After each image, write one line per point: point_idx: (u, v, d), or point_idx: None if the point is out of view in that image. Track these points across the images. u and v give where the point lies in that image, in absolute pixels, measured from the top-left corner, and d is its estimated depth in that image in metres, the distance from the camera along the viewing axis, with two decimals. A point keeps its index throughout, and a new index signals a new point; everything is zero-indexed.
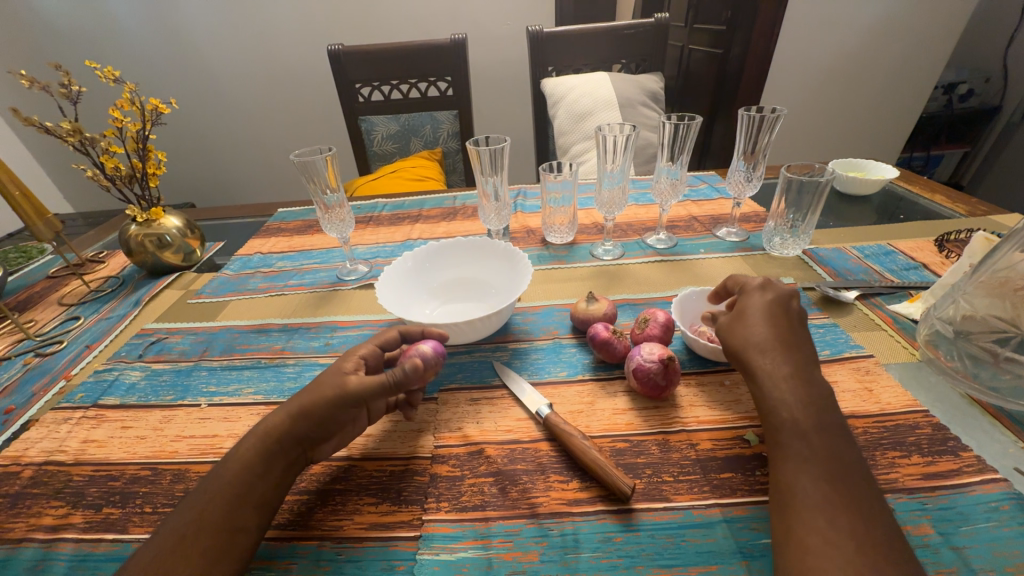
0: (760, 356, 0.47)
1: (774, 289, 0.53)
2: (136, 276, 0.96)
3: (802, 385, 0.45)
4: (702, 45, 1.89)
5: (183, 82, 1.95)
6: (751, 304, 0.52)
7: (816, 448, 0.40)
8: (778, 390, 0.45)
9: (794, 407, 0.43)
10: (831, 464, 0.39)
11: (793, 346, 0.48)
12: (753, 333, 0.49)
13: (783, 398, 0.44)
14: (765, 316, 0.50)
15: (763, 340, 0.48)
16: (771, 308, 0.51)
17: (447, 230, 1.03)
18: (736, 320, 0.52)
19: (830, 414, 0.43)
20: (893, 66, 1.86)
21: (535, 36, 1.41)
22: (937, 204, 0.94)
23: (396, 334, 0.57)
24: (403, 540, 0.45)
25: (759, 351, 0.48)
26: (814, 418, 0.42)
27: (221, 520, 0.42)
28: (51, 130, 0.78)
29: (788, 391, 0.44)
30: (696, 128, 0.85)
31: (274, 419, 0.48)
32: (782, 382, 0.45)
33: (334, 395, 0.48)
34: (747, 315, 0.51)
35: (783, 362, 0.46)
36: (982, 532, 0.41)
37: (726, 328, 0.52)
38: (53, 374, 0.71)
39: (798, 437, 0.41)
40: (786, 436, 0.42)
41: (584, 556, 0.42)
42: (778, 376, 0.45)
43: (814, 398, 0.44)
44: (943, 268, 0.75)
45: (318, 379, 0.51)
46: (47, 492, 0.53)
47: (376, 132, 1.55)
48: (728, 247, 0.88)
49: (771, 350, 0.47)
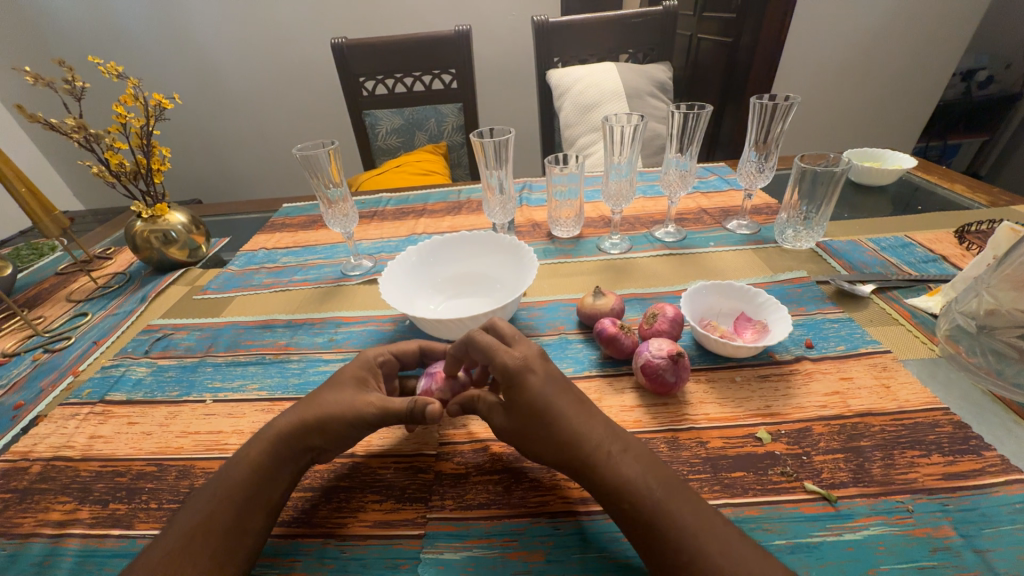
0: (581, 437, 0.42)
1: (518, 350, 0.47)
2: (143, 272, 0.96)
3: (622, 449, 0.42)
4: (712, 33, 1.85)
5: (188, 77, 1.94)
6: (532, 391, 0.44)
7: (677, 526, 0.37)
8: (612, 468, 0.40)
9: (635, 481, 0.39)
10: (687, 545, 0.36)
11: (586, 410, 0.44)
12: (553, 417, 0.43)
13: (623, 474, 0.40)
14: (549, 393, 0.44)
15: (560, 419, 0.43)
16: (550, 381, 0.45)
17: (452, 224, 1.02)
18: (528, 414, 0.44)
19: (659, 470, 0.41)
20: (909, 52, 1.80)
21: (540, 26, 1.39)
22: (956, 195, 0.91)
23: (416, 348, 0.57)
24: (407, 538, 0.44)
25: (576, 431, 0.42)
26: (654, 482, 0.39)
27: (228, 523, 0.41)
28: (56, 127, 0.78)
29: (619, 463, 0.40)
30: (706, 118, 0.83)
31: (284, 421, 0.47)
32: (607, 455, 0.41)
33: (352, 415, 0.46)
34: (535, 403, 0.43)
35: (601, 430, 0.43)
36: (1006, 535, 0.39)
37: (526, 426, 0.44)
38: (62, 370, 0.71)
39: (655, 519, 0.37)
40: (642, 517, 0.38)
41: (591, 556, 0.41)
42: (601, 452, 0.41)
43: (631, 460, 0.41)
44: (963, 260, 0.73)
45: (335, 393, 0.49)
46: (55, 487, 0.53)
47: (380, 126, 1.54)
48: (739, 240, 0.86)
49: (580, 422, 0.43)
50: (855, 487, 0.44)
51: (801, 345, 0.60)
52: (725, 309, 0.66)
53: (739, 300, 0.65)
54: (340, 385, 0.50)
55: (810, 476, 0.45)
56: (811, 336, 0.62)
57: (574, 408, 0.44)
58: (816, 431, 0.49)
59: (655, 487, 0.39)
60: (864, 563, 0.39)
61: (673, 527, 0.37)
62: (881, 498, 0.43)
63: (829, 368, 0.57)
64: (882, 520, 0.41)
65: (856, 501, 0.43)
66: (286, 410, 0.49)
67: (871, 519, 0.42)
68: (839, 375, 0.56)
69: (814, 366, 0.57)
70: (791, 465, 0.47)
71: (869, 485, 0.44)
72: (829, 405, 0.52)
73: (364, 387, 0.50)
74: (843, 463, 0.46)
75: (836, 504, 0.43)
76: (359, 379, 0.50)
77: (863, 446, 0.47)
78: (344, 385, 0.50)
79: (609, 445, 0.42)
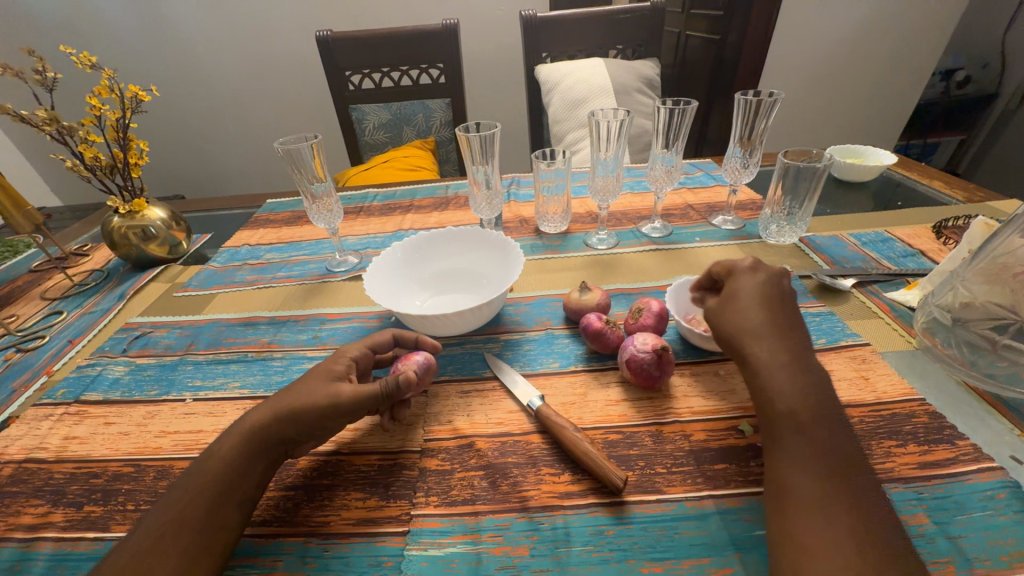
0: (758, 343, 0.45)
1: (765, 271, 0.51)
2: (121, 269, 0.93)
3: (799, 369, 0.43)
4: (700, 31, 1.85)
5: (168, 70, 1.90)
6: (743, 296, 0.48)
7: (816, 441, 0.38)
8: (775, 377, 0.42)
9: (798, 395, 0.41)
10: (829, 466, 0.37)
11: (787, 331, 0.46)
12: (751, 322, 0.46)
13: (781, 388, 0.42)
14: (767, 306, 0.47)
15: (758, 326, 0.46)
16: (766, 296, 0.48)
17: (439, 220, 1.01)
18: (731, 314, 0.48)
19: (828, 402, 0.41)
20: (890, 51, 1.83)
21: (528, 20, 1.38)
22: (934, 190, 0.93)
23: (390, 336, 0.57)
24: (390, 536, 0.44)
25: (757, 336, 0.45)
26: (820, 406, 0.40)
27: (199, 519, 0.41)
28: (26, 118, 0.76)
29: (788, 379, 0.42)
30: (691, 114, 0.83)
31: (256, 415, 0.46)
32: (779, 368, 0.43)
33: (322, 401, 0.46)
34: (746, 307, 0.48)
35: (780, 351, 0.44)
36: (978, 521, 0.40)
37: (727, 322, 0.48)
38: (35, 370, 0.69)
39: (796, 427, 0.40)
40: (784, 428, 0.40)
41: (575, 550, 0.41)
42: (775, 362, 0.43)
43: (806, 380, 0.42)
44: (940, 254, 0.75)
45: (307, 384, 0.48)
46: (28, 490, 0.52)
47: (367, 122, 1.52)
48: (724, 236, 0.87)
49: (768, 332, 0.45)
50: None
51: None
52: None
53: None
54: (310, 376, 0.49)
55: None
56: None
57: (772, 323, 0.46)
58: None
59: (813, 413, 0.40)
60: None
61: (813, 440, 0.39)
62: None
63: None
64: None
65: None
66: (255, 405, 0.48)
67: None
68: None
69: None
70: None
71: None
72: None
73: (334, 379, 0.49)
74: None
75: None
76: (333, 374, 0.50)
77: None
78: (314, 376, 0.50)
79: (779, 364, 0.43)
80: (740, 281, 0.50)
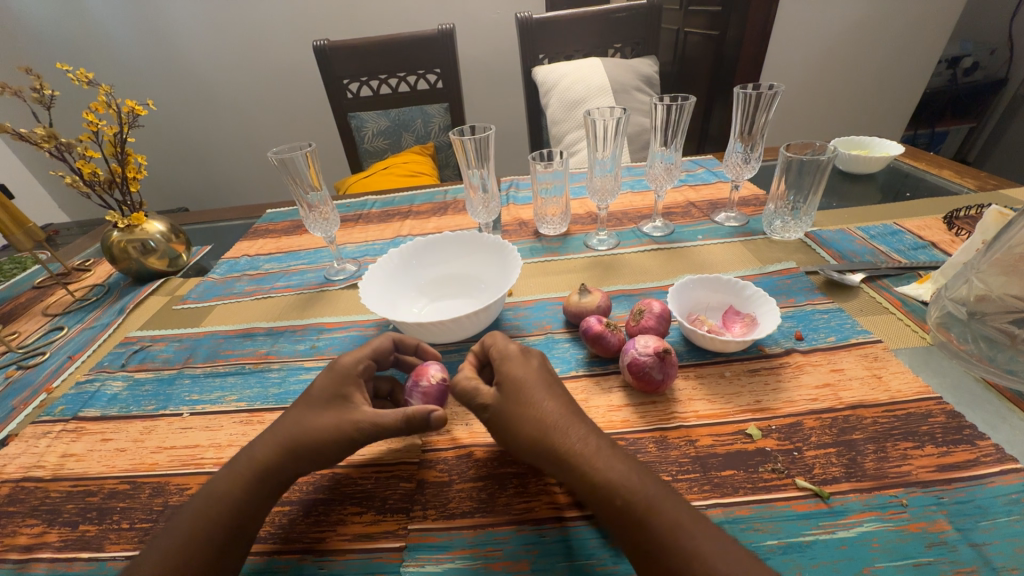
0: (563, 438, 0.40)
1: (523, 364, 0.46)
2: (122, 283, 0.94)
3: (610, 454, 0.39)
4: (698, 27, 1.83)
5: (170, 84, 1.92)
6: (519, 404, 0.42)
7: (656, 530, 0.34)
8: (598, 469, 0.38)
9: (625, 475, 0.37)
10: (672, 554, 0.34)
11: (572, 411, 0.42)
12: (549, 415, 0.41)
13: (607, 476, 0.37)
14: (554, 394, 0.43)
15: (548, 423, 0.41)
16: (533, 390, 0.43)
17: (438, 226, 1.00)
18: (520, 410, 0.42)
19: (644, 478, 0.38)
20: (895, 40, 1.80)
21: (524, 23, 1.37)
22: (944, 180, 0.91)
23: (387, 344, 0.55)
24: (389, 551, 0.42)
25: (559, 433, 0.40)
26: (646, 485, 0.37)
27: (205, 560, 0.39)
28: (24, 136, 0.76)
29: (606, 461, 0.38)
30: (689, 110, 0.81)
31: (262, 448, 0.45)
32: (593, 454, 0.39)
33: (340, 438, 0.45)
34: (532, 399, 0.42)
35: (581, 438, 0.40)
36: (1003, 527, 0.38)
37: (513, 417, 0.42)
38: (35, 387, 0.69)
39: (639, 523, 0.35)
40: (623, 526, 0.36)
41: (578, 564, 0.40)
42: (589, 451, 0.39)
43: (616, 454, 0.39)
44: (953, 246, 0.72)
45: (321, 414, 0.46)
46: (24, 510, 0.51)
47: (366, 129, 1.52)
48: (727, 232, 0.85)
49: (566, 418, 0.41)
50: (847, 482, 0.43)
51: (791, 338, 0.59)
52: (713, 303, 0.64)
53: (727, 293, 0.64)
54: (323, 406, 0.47)
55: (802, 472, 0.44)
56: (801, 328, 0.61)
57: (554, 418, 0.41)
58: (807, 426, 0.48)
59: (647, 487, 0.37)
60: (858, 561, 0.38)
61: (655, 533, 0.35)
62: (875, 493, 0.42)
63: (819, 361, 0.55)
64: (876, 516, 0.40)
65: (849, 497, 0.42)
66: (264, 435, 0.46)
67: (864, 515, 0.40)
68: (829, 367, 0.54)
69: (804, 359, 0.56)
70: (782, 462, 0.45)
71: (862, 480, 0.43)
72: (820, 399, 0.51)
73: (346, 403, 0.47)
74: (835, 458, 0.45)
75: (828, 500, 0.42)
76: (340, 394, 0.48)
77: (855, 439, 0.46)
78: (326, 404, 0.47)
79: (588, 452, 0.39)
80: (511, 368, 0.45)
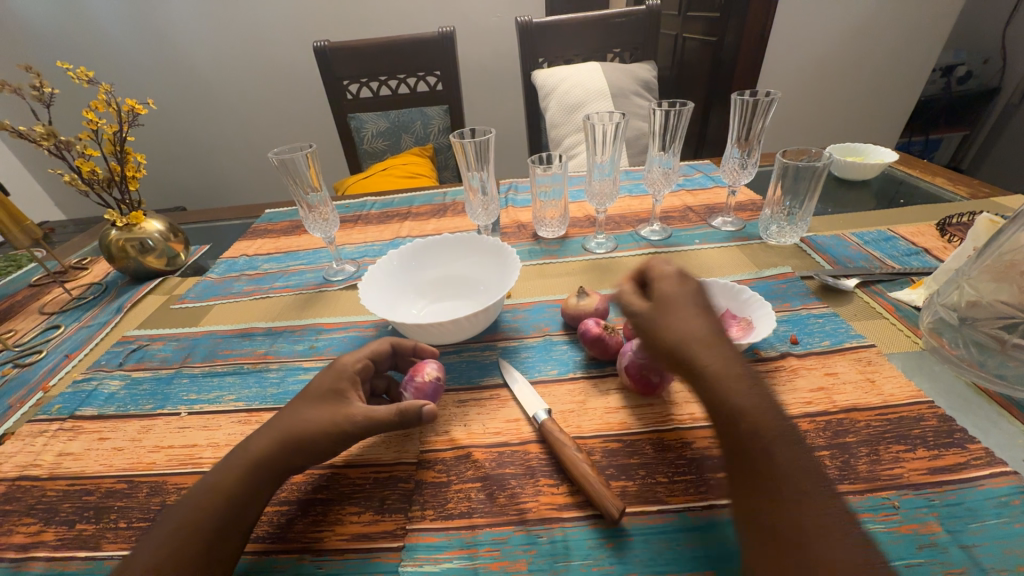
0: (700, 347, 0.41)
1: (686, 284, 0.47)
2: (119, 282, 0.93)
3: (748, 381, 0.39)
4: (696, 33, 1.85)
5: (169, 83, 1.92)
6: (670, 316, 0.45)
7: (778, 460, 0.35)
8: (728, 390, 0.39)
9: (757, 406, 0.38)
10: (788, 485, 0.34)
11: (722, 336, 0.43)
12: (691, 330, 0.43)
13: (736, 399, 0.38)
14: (706, 317, 0.44)
15: (696, 335, 0.42)
16: (687, 310, 0.45)
17: (437, 227, 1.01)
18: (668, 322, 0.44)
19: (779, 415, 0.38)
20: (890, 49, 1.83)
21: (524, 27, 1.38)
22: (937, 188, 0.92)
23: (387, 347, 0.55)
24: (387, 551, 0.43)
25: (698, 342, 0.42)
26: (777, 420, 0.37)
27: (200, 551, 0.39)
28: (23, 134, 0.75)
29: (740, 387, 0.39)
30: (687, 116, 0.82)
31: (258, 442, 0.45)
32: (728, 376, 0.39)
33: (330, 431, 0.45)
34: (680, 316, 0.44)
35: (722, 358, 0.40)
36: (993, 529, 0.39)
37: (661, 325, 0.44)
38: (30, 386, 0.69)
39: (761, 446, 0.36)
40: (742, 446, 0.36)
41: (575, 565, 0.40)
42: (725, 372, 0.40)
43: (752, 385, 0.39)
44: (945, 253, 0.73)
45: (315, 409, 0.47)
46: (20, 508, 0.51)
47: (366, 130, 1.51)
48: (724, 237, 0.86)
49: (708, 338, 0.42)
50: (841, 484, 0.43)
51: (786, 342, 0.60)
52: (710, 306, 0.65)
53: (723, 297, 0.65)
54: (317, 401, 0.48)
55: None
56: (796, 332, 0.61)
57: (698, 337, 0.42)
58: (802, 429, 0.49)
59: (775, 423, 0.37)
60: None
61: (773, 450, 0.35)
62: (868, 495, 0.42)
63: (814, 364, 0.56)
64: (868, 518, 0.41)
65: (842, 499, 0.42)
66: (259, 429, 0.47)
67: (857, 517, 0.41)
68: (824, 370, 0.55)
69: (799, 363, 0.57)
70: None
71: (855, 482, 0.43)
72: (815, 402, 0.51)
73: (340, 399, 0.48)
74: (829, 460, 0.46)
75: None
76: (336, 391, 0.48)
77: (849, 442, 0.47)
78: (321, 399, 0.48)
79: (723, 374, 0.39)
80: (666, 286, 0.47)
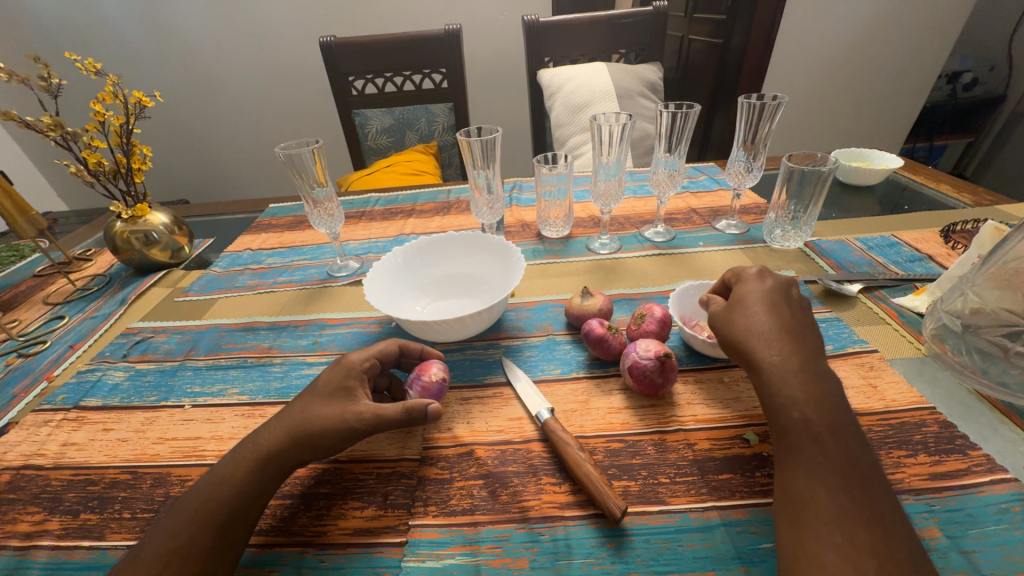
0: (762, 343, 0.45)
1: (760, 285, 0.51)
2: (123, 274, 0.94)
3: (813, 377, 0.42)
4: (702, 35, 1.85)
5: (174, 75, 1.92)
6: (741, 314, 0.48)
7: (828, 448, 0.38)
8: (784, 384, 0.42)
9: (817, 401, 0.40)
10: (833, 470, 0.37)
11: (793, 334, 0.45)
12: (758, 326, 0.46)
13: (793, 392, 0.41)
14: (778, 316, 0.47)
15: (766, 331, 0.46)
16: (758, 308, 0.48)
17: (441, 225, 1.01)
18: (738, 319, 0.48)
19: (843, 414, 0.40)
20: (896, 54, 1.82)
21: (531, 26, 1.38)
22: (942, 194, 0.92)
23: (395, 349, 0.55)
24: (389, 546, 0.43)
25: (762, 339, 0.45)
26: (832, 416, 0.40)
27: (208, 542, 0.40)
28: (30, 124, 0.75)
29: (800, 382, 0.42)
30: (694, 118, 0.82)
31: (267, 435, 0.45)
32: (790, 372, 0.43)
33: (340, 427, 0.45)
34: (751, 314, 0.48)
35: (791, 355, 0.43)
36: (992, 535, 0.39)
37: (730, 322, 0.49)
38: (35, 376, 0.69)
39: (811, 435, 0.39)
40: (794, 434, 0.40)
41: (577, 563, 0.40)
42: (786, 367, 0.43)
43: (817, 382, 0.42)
44: (949, 259, 0.73)
45: (324, 405, 0.46)
46: (24, 497, 0.52)
47: (370, 126, 1.52)
48: (728, 240, 0.86)
49: (774, 335, 0.45)
50: None
51: None
52: None
53: None
54: (327, 397, 0.47)
55: None
56: None
57: (765, 335, 0.46)
58: None
59: (833, 419, 0.40)
60: None
61: (821, 440, 0.39)
62: None
63: None
64: None
65: None
66: (269, 422, 0.47)
67: None
68: None
69: None
70: None
71: None
72: None
73: (349, 397, 0.47)
74: None
75: None
76: (345, 389, 0.48)
77: None
78: (330, 396, 0.47)
79: (784, 369, 0.43)
80: (745, 287, 0.51)
